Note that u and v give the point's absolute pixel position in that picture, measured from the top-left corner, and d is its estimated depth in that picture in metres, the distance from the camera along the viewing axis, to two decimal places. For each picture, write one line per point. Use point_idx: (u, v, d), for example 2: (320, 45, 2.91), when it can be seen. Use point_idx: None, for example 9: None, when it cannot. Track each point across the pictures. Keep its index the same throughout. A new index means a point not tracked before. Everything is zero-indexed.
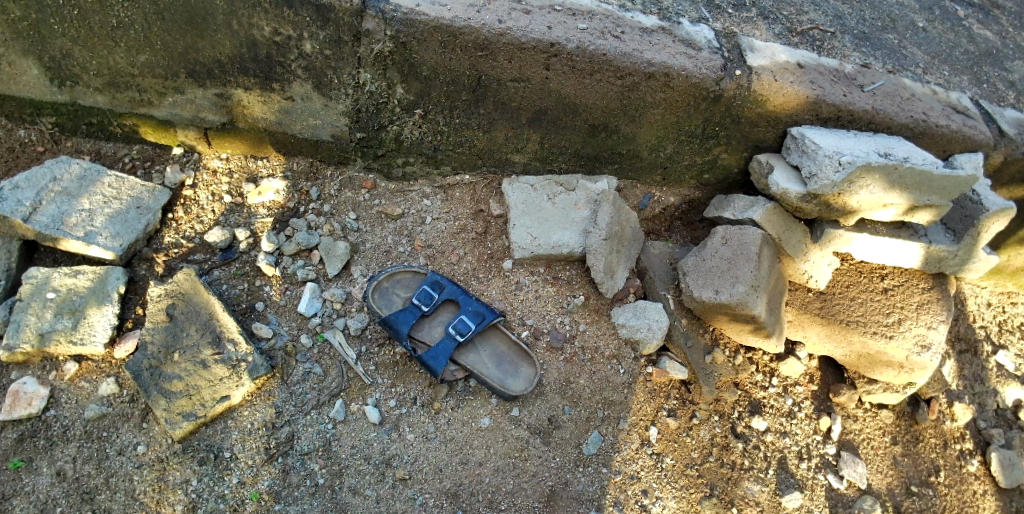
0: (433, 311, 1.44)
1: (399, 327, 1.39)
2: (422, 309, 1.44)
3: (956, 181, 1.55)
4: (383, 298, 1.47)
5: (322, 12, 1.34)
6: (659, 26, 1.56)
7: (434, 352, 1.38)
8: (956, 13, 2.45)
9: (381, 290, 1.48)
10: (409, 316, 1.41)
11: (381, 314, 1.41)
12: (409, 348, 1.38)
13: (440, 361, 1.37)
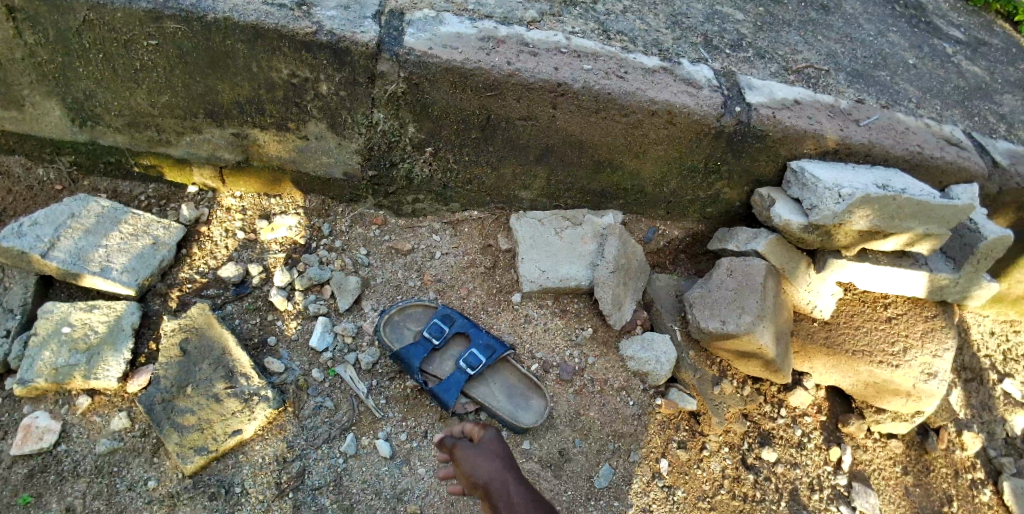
0: (443, 345, 1.46)
1: (410, 360, 1.40)
2: (433, 342, 1.45)
3: (953, 210, 1.58)
4: (393, 331, 1.49)
5: (339, 56, 1.40)
6: (660, 66, 1.63)
7: (445, 387, 1.39)
8: (944, 50, 2.54)
9: (391, 323, 1.50)
10: (421, 350, 1.43)
11: (392, 347, 1.43)
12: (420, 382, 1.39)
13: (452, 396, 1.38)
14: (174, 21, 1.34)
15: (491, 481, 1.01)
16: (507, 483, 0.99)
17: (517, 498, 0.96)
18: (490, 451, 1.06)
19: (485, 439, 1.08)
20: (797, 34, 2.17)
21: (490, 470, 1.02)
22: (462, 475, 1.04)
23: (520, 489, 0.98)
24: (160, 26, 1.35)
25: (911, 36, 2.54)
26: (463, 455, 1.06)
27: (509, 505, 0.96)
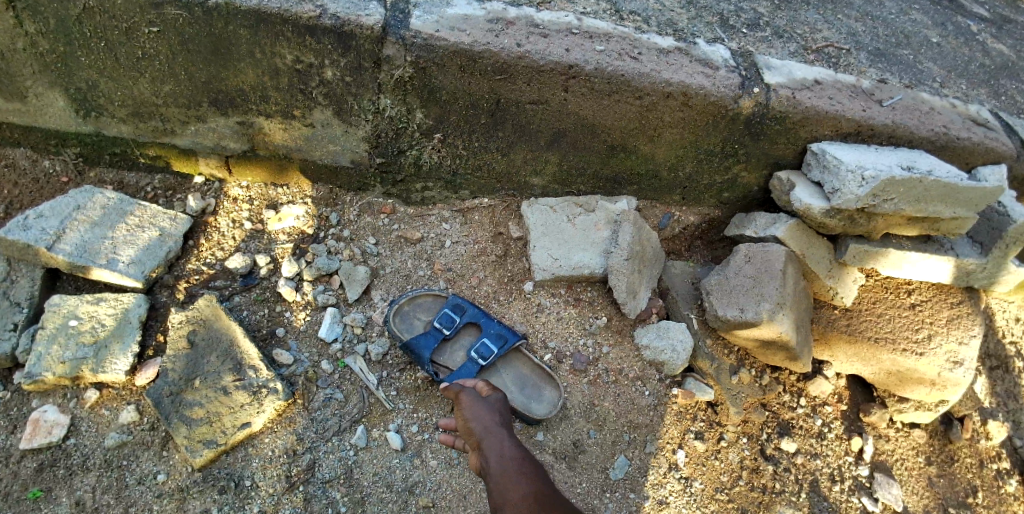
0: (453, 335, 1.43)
1: (419, 351, 1.38)
2: (442, 332, 1.43)
3: (982, 192, 1.52)
4: (402, 320, 1.47)
5: (343, 39, 1.36)
6: (675, 47, 1.57)
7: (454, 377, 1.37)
8: (969, 28, 2.45)
9: (400, 313, 1.48)
10: (430, 339, 1.40)
11: (401, 337, 1.41)
12: (429, 372, 1.37)
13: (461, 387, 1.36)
14: (175, 7, 1.31)
15: (485, 431, 1.04)
16: (499, 435, 1.02)
17: (505, 445, 0.98)
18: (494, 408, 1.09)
19: (491, 399, 1.13)
20: (816, 13, 2.09)
21: (488, 421, 1.06)
22: (462, 421, 1.09)
23: (511, 440, 1.00)
24: (161, 13, 1.32)
25: (934, 13, 2.45)
26: (468, 403, 1.11)
27: (496, 448, 0.98)
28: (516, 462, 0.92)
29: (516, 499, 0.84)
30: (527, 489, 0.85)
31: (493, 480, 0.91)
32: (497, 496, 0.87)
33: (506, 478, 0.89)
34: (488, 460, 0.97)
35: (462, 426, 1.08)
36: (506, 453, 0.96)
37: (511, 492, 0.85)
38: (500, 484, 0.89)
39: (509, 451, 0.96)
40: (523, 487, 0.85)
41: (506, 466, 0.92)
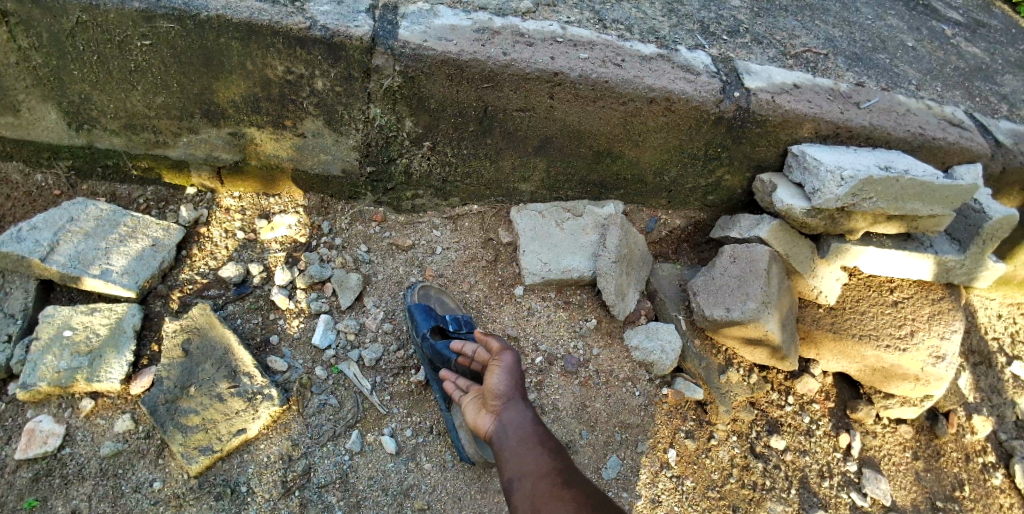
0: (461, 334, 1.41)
1: (430, 318, 1.42)
2: (456, 323, 1.42)
3: (957, 190, 1.57)
4: (423, 301, 1.53)
5: (333, 50, 1.39)
6: (658, 54, 1.61)
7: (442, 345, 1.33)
8: (944, 32, 2.52)
9: (422, 293, 1.55)
10: (443, 318, 1.42)
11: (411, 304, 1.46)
12: (421, 332, 1.38)
13: (443, 352, 1.31)
14: (168, 20, 1.34)
15: (507, 401, 1.14)
16: (520, 408, 1.13)
17: (526, 418, 1.11)
18: (519, 378, 1.18)
19: (519, 368, 1.20)
20: (795, 20, 2.15)
21: (511, 389, 1.16)
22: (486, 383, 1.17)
23: (531, 413, 1.13)
24: (154, 26, 1.35)
25: (910, 19, 2.52)
26: (501, 367, 1.18)
27: (518, 421, 1.10)
28: (537, 436, 1.05)
29: (538, 470, 0.98)
30: (548, 463, 0.99)
31: (514, 447, 1.05)
32: (519, 462, 1.01)
33: (529, 451, 1.02)
34: (510, 428, 1.09)
35: (489, 387, 1.16)
36: (529, 426, 1.08)
37: (532, 464, 0.99)
38: (522, 453, 1.02)
39: (530, 425, 1.08)
40: (546, 461, 0.99)
41: (529, 439, 1.05)
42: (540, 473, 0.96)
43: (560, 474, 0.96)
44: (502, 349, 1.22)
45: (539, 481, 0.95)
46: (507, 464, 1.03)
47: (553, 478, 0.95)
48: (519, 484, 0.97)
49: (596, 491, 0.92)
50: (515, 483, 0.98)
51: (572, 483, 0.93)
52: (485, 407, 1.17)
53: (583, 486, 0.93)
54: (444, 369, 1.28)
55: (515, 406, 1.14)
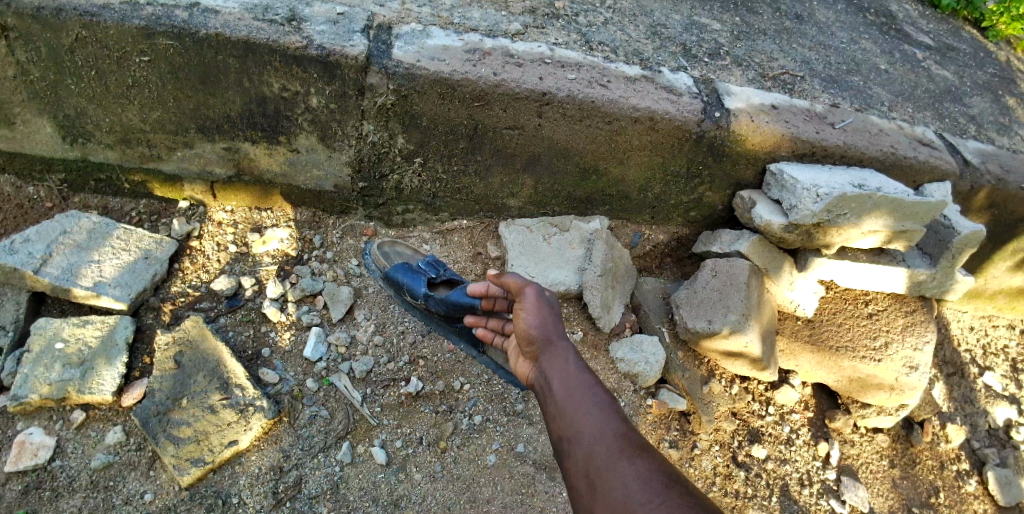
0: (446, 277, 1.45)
1: (417, 277, 1.44)
2: (436, 269, 1.46)
3: (927, 206, 1.65)
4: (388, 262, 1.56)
5: (329, 69, 1.43)
6: (642, 75, 1.68)
7: (457, 293, 1.35)
8: (915, 55, 2.64)
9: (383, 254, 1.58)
10: (424, 269, 1.45)
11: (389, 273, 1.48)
12: (423, 292, 1.40)
13: (460, 302, 1.33)
14: (167, 38, 1.37)
15: (552, 346, 1.09)
16: (561, 350, 1.07)
17: (570, 363, 1.04)
18: (553, 315, 1.13)
19: (548, 304, 1.14)
20: (773, 43, 2.24)
21: (549, 330, 1.10)
22: (521, 326, 1.12)
23: (582, 363, 1.04)
24: (152, 43, 1.38)
25: (882, 42, 2.64)
26: (529, 310, 1.12)
27: (562, 367, 1.04)
28: (586, 388, 0.98)
29: (591, 429, 0.90)
30: (601, 422, 0.91)
31: (565, 401, 0.98)
32: (571, 420, 0.94)
33: (578, 407, 0.95)
34: (558, 380, 1.02)
35: (522, 332, 1.11)
36: (581, 377, 1.01)
37: (583, 422, 0.92)
38: (573, 409, 0.95)
39: (576, 373, 1.01)
40: (600, 420, 0.92)
41: (581, 393, 0.97)
42: (591, 434, 0.90)
43: (615, 436, 0.88)
44: (523, 286, 1.15)
45: (593, 442, 0.88)
46: (556, 419, 0.97)
47: (609, 439, 0.87)
48: (572, 444, 0.91)
49: (656, 456, 0.84)
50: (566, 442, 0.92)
51: (629, 446, 0.86)
52: (528, 352, 1.13)
53: (642, 450, 0.85)
54: (471, 318, 1.30)
55: (556, 348, 1.08)
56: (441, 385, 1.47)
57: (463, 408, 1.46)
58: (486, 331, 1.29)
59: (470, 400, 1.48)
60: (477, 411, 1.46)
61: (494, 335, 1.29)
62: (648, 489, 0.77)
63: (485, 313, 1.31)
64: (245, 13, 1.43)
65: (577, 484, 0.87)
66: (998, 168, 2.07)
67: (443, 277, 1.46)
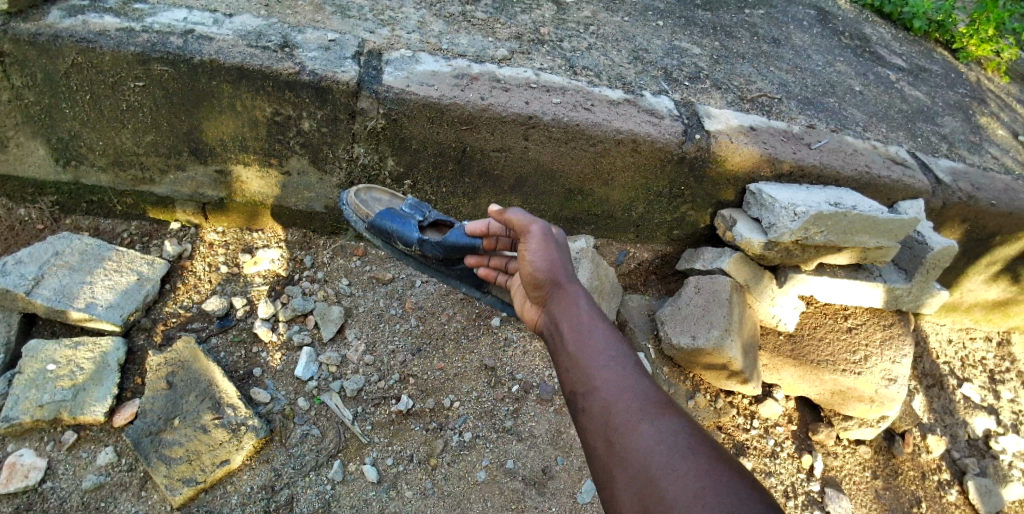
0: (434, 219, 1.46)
1: (406, 222, 1.42)
2: (422, 212, 1.46)
3: (900, 223, 1.71)
4: (364, 207, 1.49)
5: (321, 94, 1.47)
6: (625, 98, 1.74)
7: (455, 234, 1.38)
8: (888, 77, 2.74)
9: (358, 199, 1.51)
10: (410, 215, 1.44)
11: (373, 221, 1.44)
12: (417, 237, 1.40)
13: (461, 245, 1.36)
14: (162, 63, 1.41)
15: (566, 295, 1.09)
16: (570, 292, 1.09)
17: (581, 307, 1.06)
18: (562, 259, 1.15)
19: (552, 245, 1.17)
20: (751, 66, 2.32)
21: (556, 275, 1.12)
22: (527, 271, 1.14)
23: (602, 319, 1.02)
24: (147, 69, 1.42)
25: (857, 65, 2.74)
26: (532, 252, 1.15)
27: (573, 311, 1.05)
28: (600, 335, 0.98)
29: (611, 383, 0.89)
30: (620, 375, 0.89)
31: (581, 353, 0.97)
32: (588, 374, 0.92)
33: (593, 356, 0.94)
34: (575, 333, 1.01)
35: (529, 276, 1.14)
36: (600, 332, 0.99)
37: (599, 374, 0.91)
38: (590, 363, 0.94)
39: (587, 317, 1.03)
40: (620, 375, 0.90)
41: (600, 347, 0.96)
42: (610, 387, 0.88)
43: (637, 393, 0.86)
44: (528, 226, 1.18)
45: (610, 396, 0.87)
46: (570, 370, 0.96)
47: (629, 395, 0.85)
48: (588, 397, 0.89)
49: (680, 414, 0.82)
50: (581, 394, 0.91)
51: (651, 403, 0.84)
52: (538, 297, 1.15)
53: (665, 407, 0.83)
54: (473, 260, 1.37)
55: (565, 292, 1.10)
56: (431, 403, 1.49)
57: (452, 425, 1.48)
58: (489, 271, 1.37)
59: (459, 417, 1.50)
60: (466, 428, 1.48)
61: (497, 273, 1.38)
62: (671, 449, 0.75)
63: (487, 252, 1.37)
64: (239, 40, 1.48)
65: (590, 438, 0.86)
66: (969, 185, 2.14)
67: (430, 219, 1.46)
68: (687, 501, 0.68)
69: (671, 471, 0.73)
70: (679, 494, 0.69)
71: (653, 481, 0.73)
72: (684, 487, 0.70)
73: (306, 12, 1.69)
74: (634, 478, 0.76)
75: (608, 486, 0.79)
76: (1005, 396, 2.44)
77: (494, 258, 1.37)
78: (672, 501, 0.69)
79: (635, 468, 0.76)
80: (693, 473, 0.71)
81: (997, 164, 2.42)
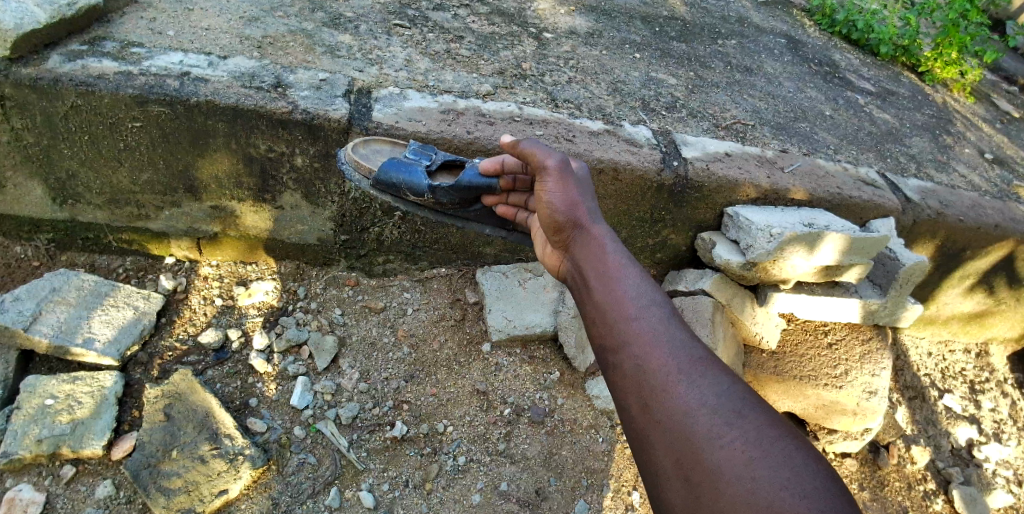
0: (440, 162, 1.49)
1: (413, 169, 1.44)
2: (427, 157, 1.49)
3: (871, 241, 1.79)
4: (363, 160, 1.47)
5: (313, 131, 1.53)
6: (604, 129, 1.83)
7: (470, 174, 1.46)
8: (857, 101, 2.87)
9: (355, 154, 1.48)
10: (415, 161, 1.46)
11: (377, 173, 1.43)
12: (427, 184, 1.44)
13: (478, 184, 1.45)
14: (159, 105, 1.47)
15: (591, 241, 1.14)
16: (591, 233, 1.16)
17: (606, 249, 1.11)
18: (581, 198, 1.22)
19: (571, 185, 1.25)
20: (725, 95, 2.43)
21: (578, 217, 1.19)
22: (547, 215, 1.24)
23: (636, 274, 1.02)
24: (145, 110, 1.47)
25: (827, 90, 2.87)
26: (549, 192, 1.24)
27: (596, 254, 1.11)
28: (626, 279, 1.01)
29: (644, 340, 0.89)
30: (655, 331, 0.89)
31: (610, 303, 0.98)
32: (623, 330, 0.92)
33: (621, 302, 0.97)
34: (604, 283, 1.03)
35: (552, 221, 1.23)
36: (634, 288, 0.98)
37: (630, 325, 0.92)
38: (625, 320, 0.94)
39: (613, 260, 1.07)
40: (658, 334, 0.89)
41: (635, 304, 0.95)
42: (644, 342, 0.88)
43: (677, 352, 0.85)
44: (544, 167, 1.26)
45: (644, 353, 0.87)
46: (599, 319, 0.99)
47: (666, 351, 0.85)
48: (622, 354, 0.89)
49: (724, 375, 0.81)
50: (611, 347, 0.92)
51: (694, 364, 0.83)
52: (560, 238, 1.23)
53: (708, 367, 0.82)
54: (492, 200, 1.46)
55: (586, 236, 1.16)
56: (425, 428, 1.52)
57: (447, 449, 1.51)
58: (508, 208, 1.48)
59: (453, 441, 1.53)
60: (460, 452, 1.51)
61: (515, 209, 1.48)
62: (718, 415, 0.75)
63: (504, 192, 1.47)
64: (233, 81, 1.54)
65: (624, 396, 0.86)
66: (937, 203, 2.23)
67: (435, 161, 1.50)
68: (736, 471, 0.68)
69: (719, 438, 0.72)
70: (728, 463, 0.69)
71: (695, 448, 0.73)
72: (733, 457, 0.69)
73: (298, 53, 1.77)
74: (673, 442, 0.76)
75: (643, 447, 0.80)
76: (985, 405, 2.51)
77: (512, 196, 1.47)
78: (718, 470, 0.69)
79: (677, 432, 0.76)
80: (743, 442, 0.71)
81: (964, 181, 2.51)
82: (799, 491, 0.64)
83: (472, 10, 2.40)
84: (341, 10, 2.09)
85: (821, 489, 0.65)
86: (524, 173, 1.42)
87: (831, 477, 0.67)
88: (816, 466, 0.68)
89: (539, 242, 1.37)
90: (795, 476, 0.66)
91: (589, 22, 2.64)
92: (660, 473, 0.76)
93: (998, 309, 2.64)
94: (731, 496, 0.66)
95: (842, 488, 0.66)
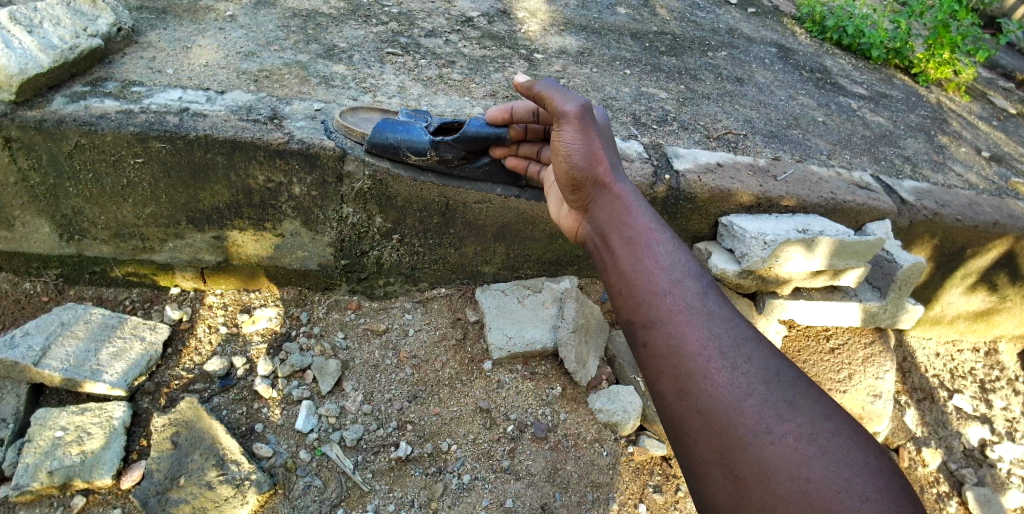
0: (437, 125, 1.61)
1: (409, 128, 1.57)
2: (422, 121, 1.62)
3: (866, 245, 1.80)
4: (357, 127, 1.62)
5: (309, 160, 1.57)
6: None
7: (476, 125, 1.53)
8: (850, 106, 2.90)
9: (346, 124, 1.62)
10: (411, 123, 1.59)
11: (373, 135, 1.55)
12: (428, 141, 1.55)
13: (481, 131, 1.52)
14: (160, 141, 1.51)
15: (616, 209, 1.16)
16: (613, 195, 1.19)
17: (631, 212, 1.14)
18: (603, 150, 1.23)
19: (589, 133, 1.25)
20: (716, 106, 2.47)
21: (600, 175, 1.21)
22: (566, 169, 1.26)
23: (666, 244, 1.03)
24: (146, 146, 1.52)
25: (818, 96, 2.91)
26: (568, 142, 1.25)
27: (620, 217, 1.14)
28: (655, 245, 1.03)
29: (682, 320, 0.90)
30: (693, 309, 0.91)
31: (641, 274, 1.00)
32: (655, 307, 0.94)
33: (652, 272, 0.99)
34: (634, 253, 1.04)
35: (573, 177, 1.25)
36: (665, 259, 1.00)
37: (665, 299, 0.94)
38: (657, 296, 0.95)
39: (639, 224, 1.10)
40: (695, 314, 0.90)
41: (667, 277, 0.97)
42: (682, 321, 0.90)
43: (717, 334, 0.87)
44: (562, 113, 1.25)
45: (681, 333, 0.88)
46: (629, 288, 1.01)
47: (705, 333, 0.87)
48: (657, 332, 0.91)
49: (768, 360, 0.83)
50: (642, 320, 0.94)
51: (736, 348, 0.85)
52: (580, 194, 1.26)
53: (752, 352, 0.84)
54: (501, 150, 1.55)
55: (609, 197, 1.19)
56: (429, 447, 1.54)
57: (451, 468, 1.52)
58: (518, 160, 1.57)
59: (458, 460, 1.54)
60: (465, 470, 1.52)
61: (527, 162, 1.57)
62: (767, 408, 0.77)
63: (515, 142, 1.55)
64: (231, 115, 1.59)
65: (659, 378, 0.88)
66: (933, 203, 2.23)
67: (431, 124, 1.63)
68: (790, 471, 0.71)
69: (769, 435, 0.75)
70: (780, 461, 0.72)
71: (742, 444, 0.75)
72: (785, 455, 0.73)
73: (293, 84, 1.82)
74: (715, 435, 0.78)
75: (680, 436, 0.82)
76: (997, 404, 2.49)
77: (522, 146, 1.55)
78: (771, 467, 0.72)
79: (721, 425, 0.78)
80: (795, 440, 0.74)
81: (960, 180, 2.52)
82: (856, 493, 0.67)
83: (463, 35, 2.46)
84: (335, 41, 2.15)
85: (879, 488, 0.68)
86: (534, 122, 1.48)
87: (885, 474, 0.70)
88: (870, 463, 0.71)
89: (557, 199, 1.41)
90: (851, 477, 0.69)
91: (579, 41, 2.70)
92: (702, 466, 0.79)
93: (1005, 306, 2.62)
94: (783, 495, 0.70)
95: (896, 482, 0.70)
